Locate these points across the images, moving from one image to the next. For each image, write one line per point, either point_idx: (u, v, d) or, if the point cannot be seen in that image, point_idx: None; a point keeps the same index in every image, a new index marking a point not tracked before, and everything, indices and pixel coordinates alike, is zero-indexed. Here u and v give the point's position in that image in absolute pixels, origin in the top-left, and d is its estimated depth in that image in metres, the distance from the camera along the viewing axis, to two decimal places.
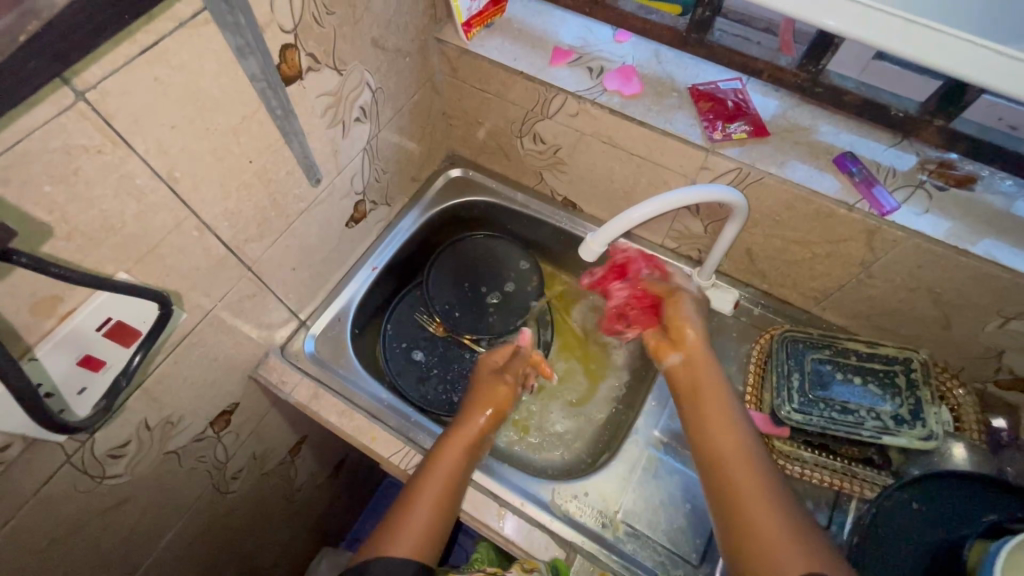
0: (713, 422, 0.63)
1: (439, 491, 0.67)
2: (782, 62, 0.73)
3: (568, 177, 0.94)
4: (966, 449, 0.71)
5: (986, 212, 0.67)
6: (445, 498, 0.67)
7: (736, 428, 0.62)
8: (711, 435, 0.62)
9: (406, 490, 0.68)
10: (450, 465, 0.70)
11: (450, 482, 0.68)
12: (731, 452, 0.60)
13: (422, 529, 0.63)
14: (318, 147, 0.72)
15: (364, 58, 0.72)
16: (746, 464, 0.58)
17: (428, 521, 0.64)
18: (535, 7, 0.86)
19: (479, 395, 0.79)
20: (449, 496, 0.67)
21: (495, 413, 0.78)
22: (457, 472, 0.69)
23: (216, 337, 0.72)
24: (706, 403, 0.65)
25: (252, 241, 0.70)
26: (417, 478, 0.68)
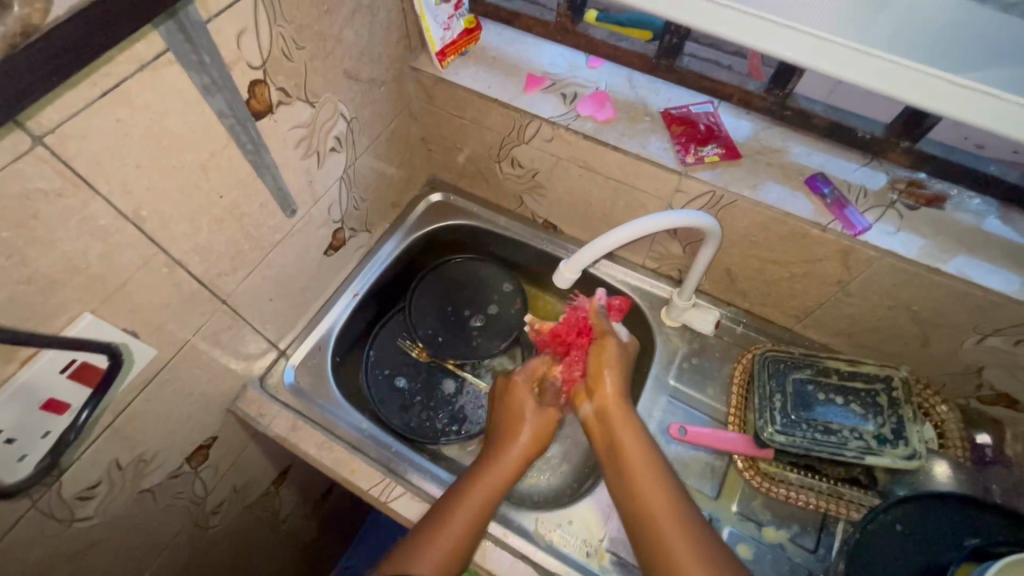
0: (636, 473, 0.63)
1: (469, 518, 0.64)
2: (751, 86, 0.73)
3: (547, 200, 0.94)
4: (949, 467, 0.72)
5: (959, 230, 0.68)
6: (475, 527, 0.64)
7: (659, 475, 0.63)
8: (644, 503, 0.61)
9: (433, 513, 0.65)
10: (486, 492, 0.66)
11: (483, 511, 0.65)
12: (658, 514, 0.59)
13: (448, 552, 0.61)
14: (292, 178, 0.72)
15: (337, 89, 0.72)
16: (677, 523, 0.58)
17: (454, 545, 0.62)
18: (508, 34, 0.87)
19: (523, 421, 0.73)
20: (477, 525, 0.64)
21: (535, 441, 0.72)
22: (489, 505, 0.66)
23: (190, 372, 0.71)
24: (632, 461, 0.64)
25: (225, 274, 0.69)
26: (447, 501, 0.65)
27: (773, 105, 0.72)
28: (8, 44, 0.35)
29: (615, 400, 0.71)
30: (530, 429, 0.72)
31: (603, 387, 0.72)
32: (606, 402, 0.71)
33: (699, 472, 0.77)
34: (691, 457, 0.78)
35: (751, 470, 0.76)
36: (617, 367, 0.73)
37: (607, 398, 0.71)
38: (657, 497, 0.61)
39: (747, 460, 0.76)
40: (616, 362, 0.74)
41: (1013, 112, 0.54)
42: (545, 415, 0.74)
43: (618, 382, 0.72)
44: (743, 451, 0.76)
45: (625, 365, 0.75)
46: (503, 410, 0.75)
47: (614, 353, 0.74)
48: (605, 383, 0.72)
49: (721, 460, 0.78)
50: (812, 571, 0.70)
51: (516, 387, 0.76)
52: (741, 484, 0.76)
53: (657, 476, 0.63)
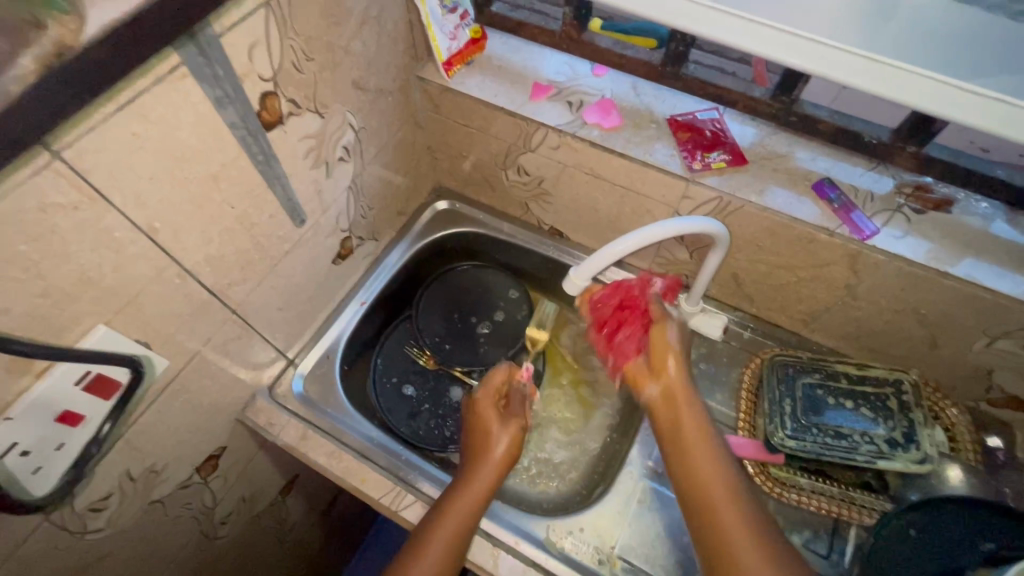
0: (699, 455, 0.61)
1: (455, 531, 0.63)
2: (756, 93, 0.74)
3: (554, 208, 0.95)
4: (962, 472, 0.70)
5: (966, 233, 0.68)
6: (462, 538, 0.63)
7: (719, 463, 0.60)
8: (702, 480, 0.59)
9: (418, 530, 0.64)
10: (468, 503, 0.66)
11: (467, 523, 0.64)
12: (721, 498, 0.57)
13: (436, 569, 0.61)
14: (302, 189, 0.73)
15: (345, 100, 0.73)
16: (733, 506, 0.56)
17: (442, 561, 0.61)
18: (513, 43, 0.87)
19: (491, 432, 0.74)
20: (464, 538, 0.64)
21: (508, 454, 0.72)
22: (472, 516, 0.65)
23: (200, 382, 0.71)
24: (693, 446, 0.62)
25: (235, 284, 0.69)
26: (430, 517, 0.65)
27: (778, 110, 0.73)
28: (41, 64, 0.37)
29: (683, 383, 0.68)
30: (500, 439, 0.72)
31: (670, 368, 0.69)
32: (671, 384, 0.68)
33: None
34: None
35: (762, 474, 0.75)
36: (677, 351, 0.71)
37: (674, 379, 0.69)
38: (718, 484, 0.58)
39: (758, 465, 0.76)
40: (677, 347, 0.71)
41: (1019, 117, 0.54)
42: (510, 424, 0.74)
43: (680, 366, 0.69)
44: (754, 456, 0.75)
45: (683, 349, 0.72)
46: (472, 424, 0.76)
47: (675, 338, 0.71)
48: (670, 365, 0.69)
49: None
50: None
51: (480, 402, 0.77)
52: (752, 490, 0.76)
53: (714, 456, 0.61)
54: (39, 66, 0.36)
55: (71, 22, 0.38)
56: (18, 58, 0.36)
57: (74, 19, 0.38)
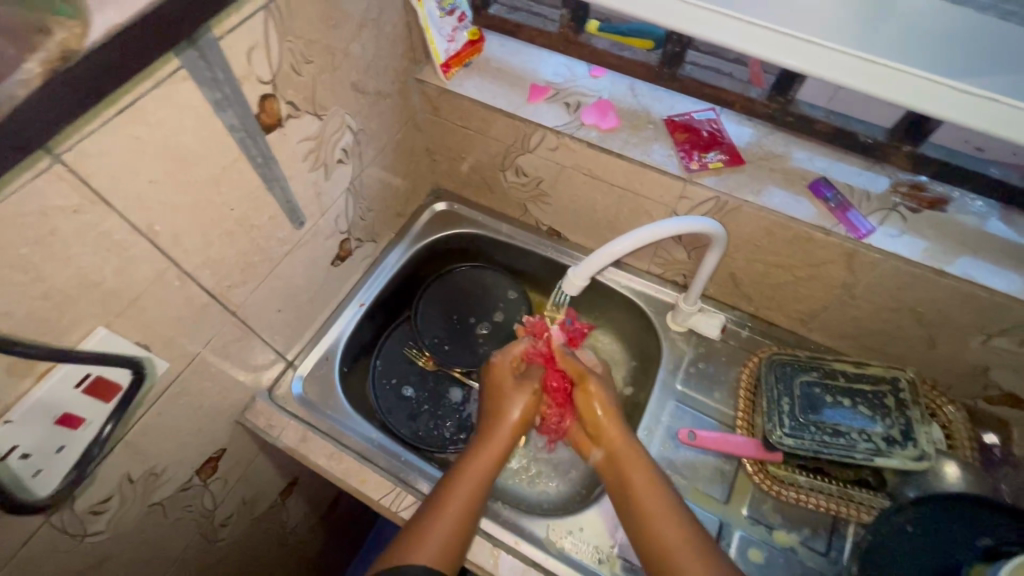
0: (654, 515, 0.63)
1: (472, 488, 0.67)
2: (753, 93, 0.74)
3: (552, 209, 0.95)
4: (959, 468, 0.70)
5: (962, 231, 0.68)
6: (479, 493, 0.67)
7: (674, 518, 0.63)
8: (662, 541, 0.61)
9: (435, 490, 0.67)
10: (483, 463, 0.70)
11: (483, 482, 0.68)
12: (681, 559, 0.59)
13: (454, 525, 0.64)
14: (301, 191, 0.73)
15: (344, 102, 0.73)
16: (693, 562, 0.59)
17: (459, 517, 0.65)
18: (511, 46, 0.88)
19: (507, 398, 0.78)
20: (477, 498, 0.67)
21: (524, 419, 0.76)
22: (488, 474, 0.69)
23: (200, 385, 0.71)
24: (647, 508, 0.64)
25: (235, 286, 0.69)
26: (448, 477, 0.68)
27: (775, 111, 0.73)
28: (48, 69, 0.37)
29: (624, 444, 0.71)
30: (516, 404, 0.76)
31: (604, 428, 0.73)
32: (613, 444, 0.72)
33: (709, 476, 0.78)
34: (700, 462, 0.79)
35: (760, 473, 0.76)
36: (607, 404, 0.75)
37: (612, 439, 0.72)
38: (678, 542, 0.61)
39: (756, 464, 0.76)
40: (605, 400, 0.76)
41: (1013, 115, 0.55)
42: (524, 391, 0.78)
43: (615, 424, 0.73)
44: (752, 455, 0.76)
45: (610, 397, 0.77)
46: (488, 392, 0.80)
47: (599, 395, 0.76)
48: (609, 429, 0.73)
49: (730, 464, 0.79)
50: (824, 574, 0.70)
51: (497, 368, 0.80)
52: (751, 488, 0.76)
53: (671, 515, 0.63)
54: (42, 70, 0.37)
55: (76, 27, 0.38)
56: (25, 62, 0.37)
57: (79, 23, 0.38)
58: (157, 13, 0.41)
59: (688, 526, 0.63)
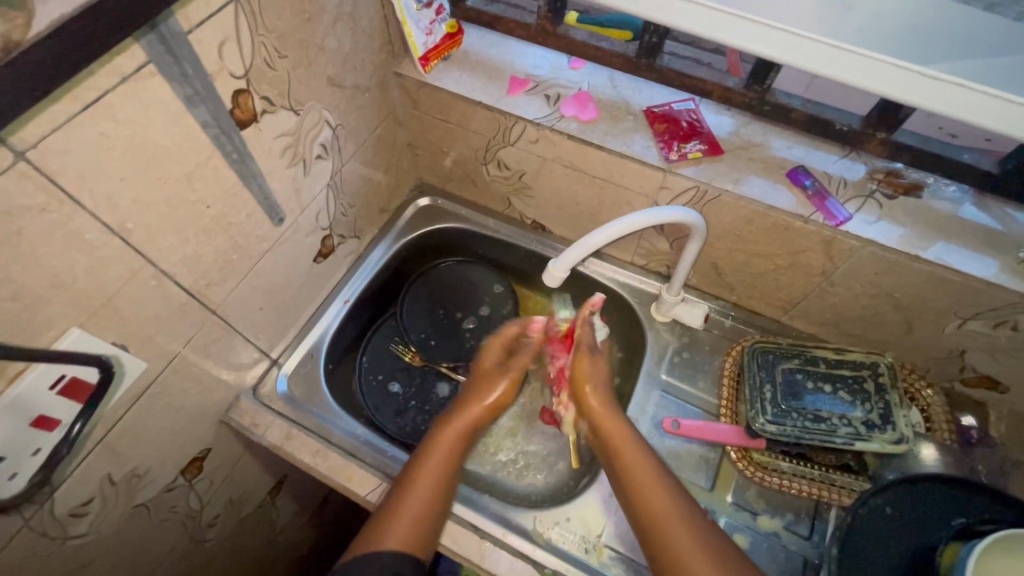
0: (637, 482, 0.66)
1: (439, 476, 0.70)
2: (730, 83, 0.74)
3: (535, 201, 0.95)
4: (936, 450, 0.72)
5: (937, 217, 0.69)
6: (445, 480, 0.70)
7: (660, 484, 0.66)
8: (648, 505, 0.64)
9: (401, 477, 0.70)
10: (451, 447, 0.73)
11: (449, 469, 0.71)
12: (666, 521, 0.62)
13: (417, 516, 0.66)
14: (279, 187, 0.72)
15: (321, 97, 0.73)
16: (678, 524, 0.62)
17: (423, 508, 0.67)
18: (490, 38, 0.87)
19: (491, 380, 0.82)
20: (444, 485, 0.69)
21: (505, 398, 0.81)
22: (455, 460, 0.72)
23: (182, 384, 0.71)
24: (635, 474, 0.67)
25: (215, 285, 0.69)
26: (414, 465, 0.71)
27: (753, 99, 0.73)
28: None
29: (608, 416, 0.74)
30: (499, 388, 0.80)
31: (587, 405, 0.76)
32: (596, 417, 0.75)
33: (694, 465, 0.78)
34: (686, 450, 0.79)
35: (744, 460, 0.77)
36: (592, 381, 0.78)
37: (597, 412, 0.75)
38: (663, 506, 0.64)
39: (740, 451, 0.77)
40: (592, 376, 0.78)
41: (978, 98, 0.56)
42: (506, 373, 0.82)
43: (598, 395, 0.77)
44: (736, 442, 0.77)
45: (602, 376, 0.79)
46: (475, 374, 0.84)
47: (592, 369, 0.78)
48: (592, 403, 0.76)
49: (715, 452, 0.79)
50: (807, 558, 0.71)
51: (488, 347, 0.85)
52: (735, 475, 0.77)
53: (656, 479, 0.66)
54: None
55: (19, 18, 0.37)
56: None
57: (21, 15, 0.38)
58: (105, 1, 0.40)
59: (672, 491, 0.65)
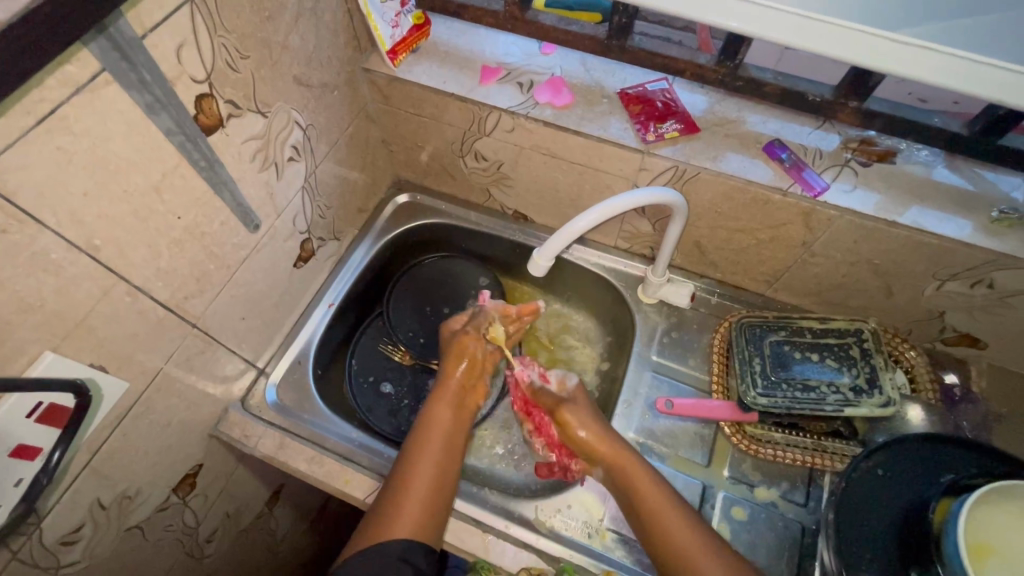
0: (668, 527, 0.65)
1: (432, 458, 0.71)
2: (702, 60, 0.74)
3: (514, 191, 0.94)
4: (922, 410, 0.74)
5: (912, 181, 0.70)
6: (437, 460, 0.71)
7: (686, 524, 0.66)
8: (681, 550, 0.64)
9: (400, 459, 0.71)
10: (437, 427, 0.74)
11: (440, 450, 0.72)
12: (701, 564, 0.62)
13: (420, 502, 0.66)
14: (252, 193, 0.70)
15: (288, 97, 0.71)
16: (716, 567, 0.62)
17: (423, 492, 0.67)
18: (458, 28, 0.86)
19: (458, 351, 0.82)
20: (437, 466, 0.70)
21: (474, 366, 0.82)
22: (442, 438, 0.74)
23: (166, 402, 0.69)
24: (661, 517, 0.66)
25: (193, 297, 0.67)
26: (408, 453, 0.71)
27: (724, 76, 0.73)
28: None
29: (618, 455, 0.72)
30: (462, 358, 0.81)
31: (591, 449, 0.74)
32: (610, 461, 0.72)
33: (689, 442, 0.79)
34: (680, 429, 0.80)
35: (738, 434, 0.78)
36: (587, 425, 0.75)
37: (608, 455, 0.73)
38: (697, 550, 0.64)
39: (733, 426, 0.78)
40: (585, 421, 0.76)
41: (945, 61, 0.56)
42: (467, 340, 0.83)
43: (605, 440, 0.73)
44: (728, 417, 0.78)
45: (594, 417, 0.77)
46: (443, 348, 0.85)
47: (583, 414, 0.77)
48: (598, 446, 0.73)
49: (709, 428, 0.80)
50: (805, 524, 0.73)
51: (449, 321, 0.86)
52: (730, 450, 0.78)
53: (683, 519, 0.66)
54: None
55: None
56: None
57: None
58: (45, 6, 0.38)
59: (701, 533, 0.65)
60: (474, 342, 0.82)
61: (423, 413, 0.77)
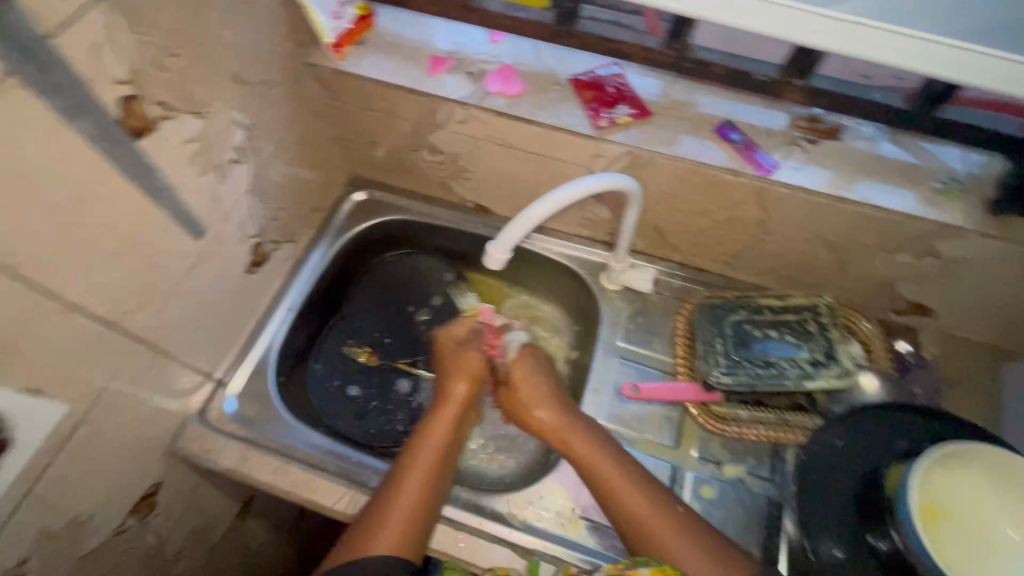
0: (613, 485, 0.67)
1: (426, 477, 0.68)
2: (650, 43, 0.74)
3: (473, 183, 0.92)
4: (877, 378, 0.75)
5: (858, 156, 0.71)
6: (431, 480, 0.69)
7: (634, 483, 0.67)
8: (628, 508, 0.65)
9: (391, 477, 0.69)
10: (434, 446, 0.72)
11: (435, 469, 0.70)
12: (645, 517, 0.64)
13: (405, 519, 0.65)
14: (193, 198, 0.67)
15: (226, 96, 0.68)
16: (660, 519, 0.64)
17: (411, 510, 0.65)
18: (404, 18, 0.83)
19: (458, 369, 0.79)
20: (430, 485, 0.68)
21: (474, 384, 0.79)
22: (438, 458, 0.71)
23: (115, 422, 0.66)
24: (606, 474, 0.68)
25: (135, 310, 0.64)
26: (399, 469, 0.69)
27: (673, 58, 0.73)
28: None
29: (559, 423, 0.74)
30: (464, 377, 0.78)
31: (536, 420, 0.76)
32: (551, 428, 0.75)
33: (658, 425, 0.80)
34: (648, 413, 0.81)
35: (703, 414, 0.79)
36: (531, 397, 0.77)
37: (551, 425, 0.75)
38: (643, 506, 0.65)
39: (699, 406, 0.79)
40: (529, 391, 0.78)
41: (874, 36, 0.57)
42: (469, 358, 0.80)
43: (551, 412, 0.75)
44: (693, 398, 0.79)
45: (539, 386, 0.79)
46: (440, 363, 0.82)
47: (527, 383, 0.79)
48: (539, 414, 0.76)
49: (676, 410, 0.81)
50: (771, 498, 0.74)
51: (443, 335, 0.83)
52: (697, 430, 0.79)
53: (629, 477, 0.67)
54: None
55: None
56: None
57: None
58: None
59: (649, 490, 0.66)
60: (479, 360, 0.80)
61: (420, 428, 0.74)
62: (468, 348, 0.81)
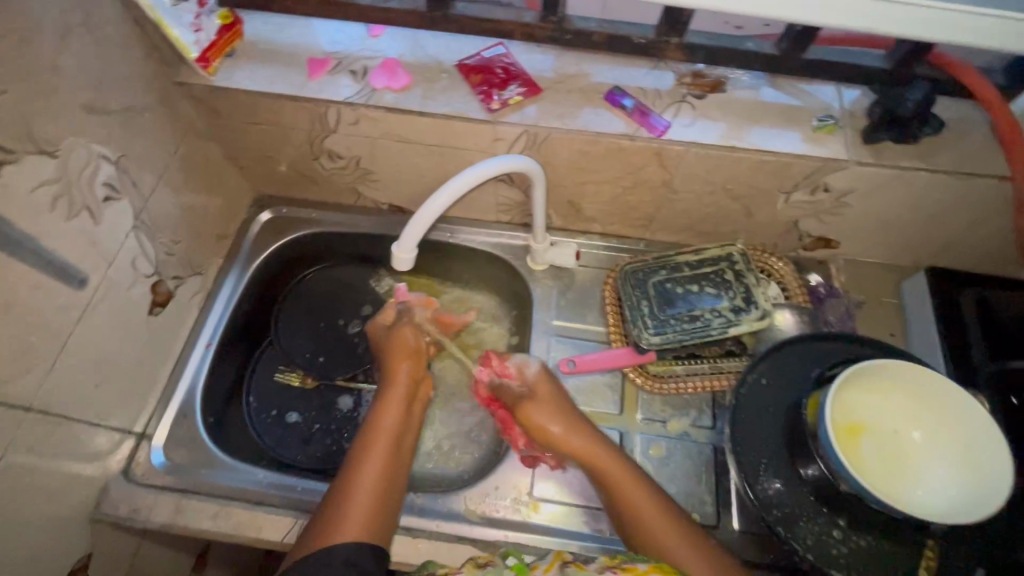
0: (630, 499, 0.64)
1: (385, 455, 0.67)
2: (528, 18, 0.75)
3: (381, 184, 0.90)
4: (792, 314, 0.81)
5: (744, 106, 0.74)
6: (390, 458, 0.67)
7: (643, 489, 0.65)
8: (635, 510, 0.64)
9: (348, 462, 0.67)
10: (390, 426, 0.70)
11: (394, 445, 0.69)
12: (651, 521, 0.62)
13: (369, 499, 0.63)
14: (61, 244, 0.61)
15: (82, 130, 0.62)
16: (664, 521, 0.62)
17: (374, 488, 0.64)
18: (275, 22, 0.79)
19: (401, 351, 0.79)
20: (391, 463, 0.67)
21: (416, 364, 0.79)
22: (396, 436, 0.70)
23: (16, 500, 0.60)
24: (617, 480, 0.66)
25: (13, 377, 0.58)
26: (357, 453, 0.67)
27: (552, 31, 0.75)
28: None
29: (583, 444, 0.69)
30: (405, 358, 0.78)
31: (553, 438, 0.71)
32: (572, 448, 0.69)
33: (601, 395, 0.81)
34: (589, 385, 0.82)
35: (641, 376, 0.81)
36: (547, 418, 0.72)
37: (569, 444, 0.70)
38: (644, 505, 0.64)
39: (636, 370, 0.81)
40: (545, 412, 0.72)
41: None
42: (402, 336, 0.81)
43: (572, 434, 0.70)
44: (629, 362, 0.80)
45: (559, 404, 0.73)
46: (382, 350, 0.81)
47: (541, 406, 0.73)
48: (558, 435, 0.70)
49: (616, 378, 0.82)
50: (714, 445, 0.77)
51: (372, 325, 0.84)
52: (638, 393, 0.81)
53: (636, 482, 0.66)
54: None
55: None
56: None
57: None
58: None
59: (655, 495, 0.65)
60: (411, 337, 0.81)
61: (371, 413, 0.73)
62: (399, 327, 0.82)
